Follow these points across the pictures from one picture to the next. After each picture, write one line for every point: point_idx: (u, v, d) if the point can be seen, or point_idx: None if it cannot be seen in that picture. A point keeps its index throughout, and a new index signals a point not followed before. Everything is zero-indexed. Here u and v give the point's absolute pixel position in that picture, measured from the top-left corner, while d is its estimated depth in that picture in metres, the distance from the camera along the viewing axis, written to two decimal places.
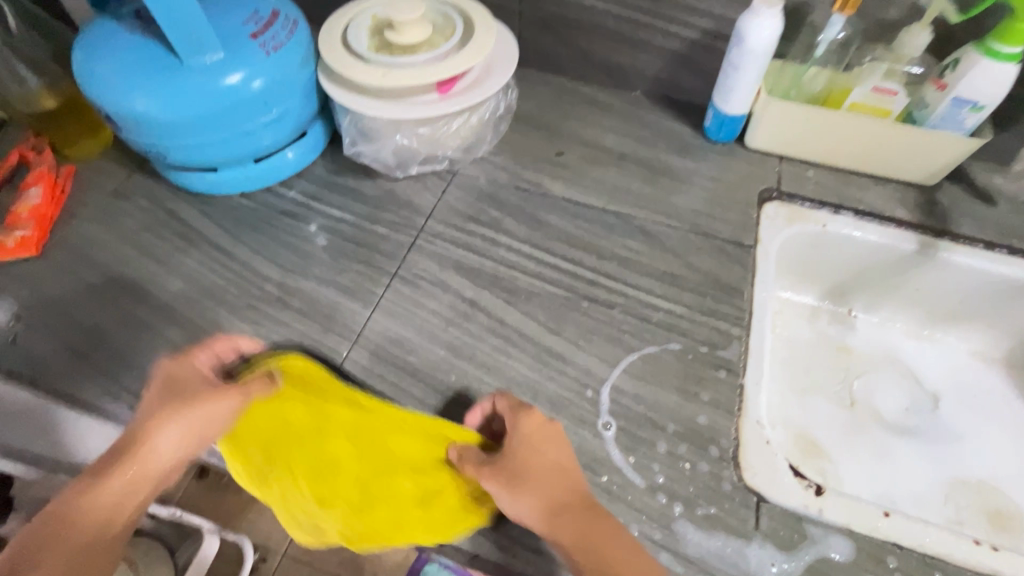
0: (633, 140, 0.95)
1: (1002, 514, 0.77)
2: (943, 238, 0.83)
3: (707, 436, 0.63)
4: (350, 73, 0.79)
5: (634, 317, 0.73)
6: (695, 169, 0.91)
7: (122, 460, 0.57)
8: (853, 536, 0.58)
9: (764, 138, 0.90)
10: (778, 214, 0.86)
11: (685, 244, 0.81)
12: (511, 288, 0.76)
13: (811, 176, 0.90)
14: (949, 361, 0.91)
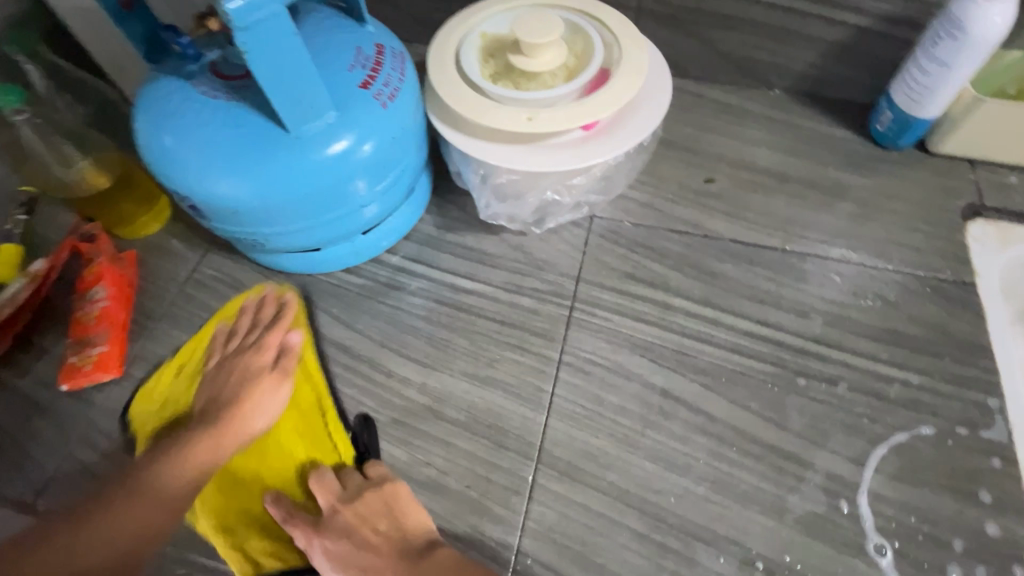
0: (789, 155, 0.80)
1: None
2: None
3: (1006, 552, 0.52)
4: (483, 117, 0.62)
5: (868, 395, 0.60)
6: (874, 187, 0.76)
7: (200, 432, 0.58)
8: None
9: (961, 142, 0.75)
10: (986, 234, 0.72)
11: (896, 287, 0.67)
12: (706, 368, 0.62)
13: (1016, 185, 0.75)
14: None
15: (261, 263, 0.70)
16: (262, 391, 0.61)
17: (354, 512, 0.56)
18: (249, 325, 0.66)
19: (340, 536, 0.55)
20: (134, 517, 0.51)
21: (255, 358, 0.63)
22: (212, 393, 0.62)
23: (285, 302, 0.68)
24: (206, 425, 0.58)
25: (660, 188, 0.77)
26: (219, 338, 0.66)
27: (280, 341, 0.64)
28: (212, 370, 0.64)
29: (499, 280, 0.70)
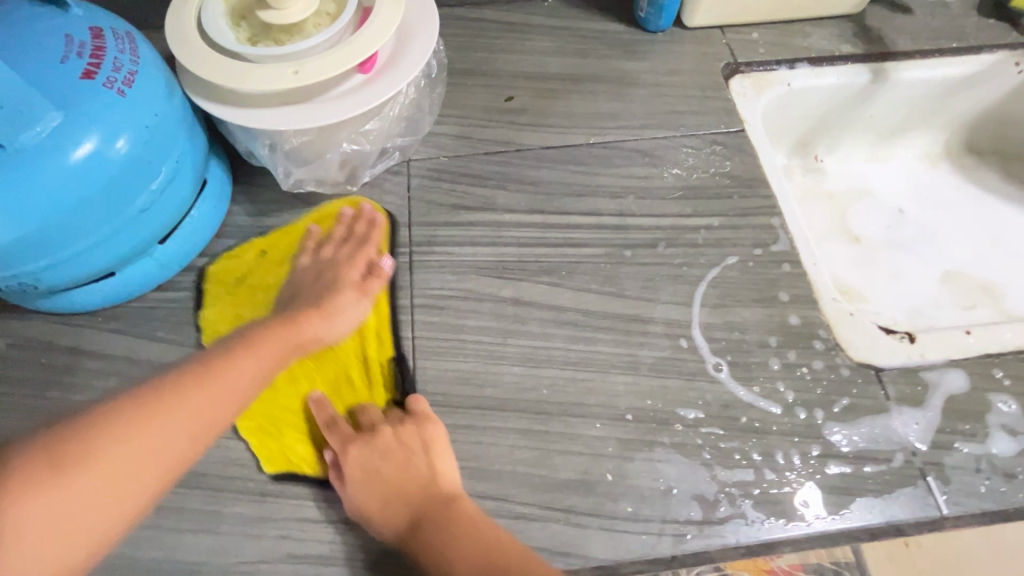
0: (575, 55, 0.85)
1: (997, 286, 0.86)
2: (888, 59, 0.86)
3: (806, 333, 0.62)
4: (250, 80, 0.58)
5: (682, 246, 0.68)
6: (651, 67, 0.84)
7: (271, 325, 0.55)
8: (962, 365, 0.61)
9: (706, 13, 0.84)
10: (745, 86, 0.83)
11: (685, 150, 0.76)
12: (547, 268, 0.66)
13: (757, 39, 0.87)
14: (908, 170, 0.98)
15: (48, 307, 0.61)
16: (349, 298, 0.60)
17: (396, 445, 0.55)
18: (340, 236, 0.65)
19: (365, 458, 0.55)
20: (188, 425, 0.45)
21: (352, 264, 0.62)
22: (296, 290, 0.62)
23: (369, 219, 0.66)
24: (274, 322, 0.55)
25: (466, 116, 0.78)
26: (310, 239, 0.65)
27: (371, 257, 0.63)
28: (303, 265, 0.63)
29: None
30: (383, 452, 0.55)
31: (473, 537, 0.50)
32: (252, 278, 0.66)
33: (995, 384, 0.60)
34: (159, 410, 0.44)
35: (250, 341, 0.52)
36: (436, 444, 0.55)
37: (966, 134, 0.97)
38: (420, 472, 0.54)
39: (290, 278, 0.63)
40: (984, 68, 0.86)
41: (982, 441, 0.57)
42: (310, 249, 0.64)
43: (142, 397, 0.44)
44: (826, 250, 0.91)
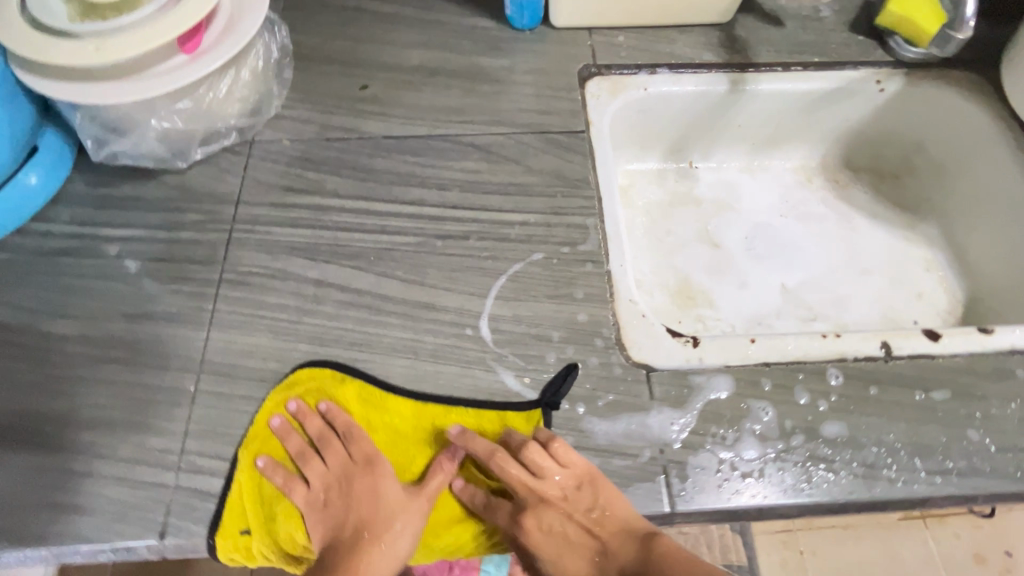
0: (439, 50, 0.86)
1: (840, 300, 0.89)
2: (748, 71, 0.87)
3: (590, 331, 0.65)
4: (51, 53, 0.61)
5: (494, 240, 0.70)
6: (510, 64, 0.85)
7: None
8: (734, 372, 0.63)
9: (568, 14, 0.86)
10: (601, 89, 0.85)
11: (522, 148, 0.77)
12: (356, 253, 0.69)
13: (622, 42, 0.88)
14: (781, 181, 0.99)
15: None
16: (404, 506, 0.57)
17: (543, 493, 0.58)
18: (314, 434, 0.60)
19: (541, 519, 0.59)
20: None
21: (365, 466, 0.59)
22: (336, 514, 0.59)
23: (310, 414, 0.61)
24: (351, 556, 0.57)
25: (316, 101, 0.80)
26: (281, 469, 0.58)
27: (348, 424, 0.60)
28: (302, 498, 0.58)
29: (157, 221, 0.71)
30: (597, 500, 0.57)
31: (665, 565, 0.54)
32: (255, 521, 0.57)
33: (758, 392, 0.62)
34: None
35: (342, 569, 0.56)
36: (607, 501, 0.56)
37: (840, 148, 0.99)
38: (596, 515, 0.58)
39: (310, 483, 0.59)
40: (846, 85, 0.87)
41: (731, 445, 0.59)
42: (299, 478, 0.59)
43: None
44: (683, 254, 0.93)
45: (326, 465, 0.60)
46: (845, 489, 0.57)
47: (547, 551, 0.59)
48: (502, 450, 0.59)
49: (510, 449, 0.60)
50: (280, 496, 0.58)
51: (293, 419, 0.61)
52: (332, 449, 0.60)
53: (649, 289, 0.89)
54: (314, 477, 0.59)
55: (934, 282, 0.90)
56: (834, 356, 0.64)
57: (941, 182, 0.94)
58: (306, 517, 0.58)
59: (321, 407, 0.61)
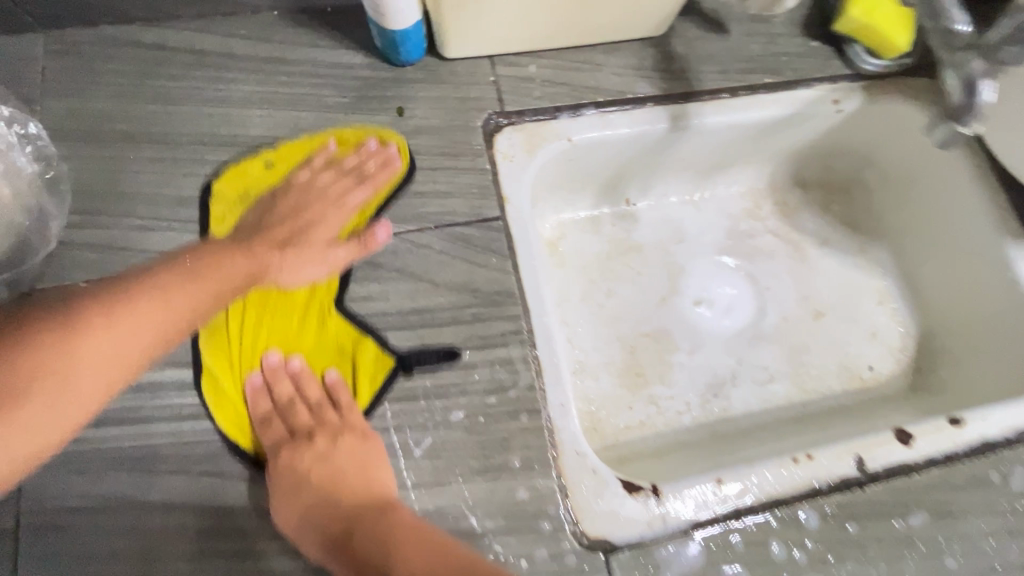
0: (326, 240, 0.57)
1: (798, 351, 0.81)
2: (689, 102, 0.70)
3: (534, 511, 0.53)
4: None
5: (397, 404, 0.55)
6: (392, 121, 0.64)
7: (224, 249, 0.52)
8: (703, 532, 0.54)
9: (461, 42, 0.65)
10: (515, 144, 0.66)
11: (421, 253, 0.60)
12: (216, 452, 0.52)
13: (535, 74, 0.68)
14: (728, 210, 0.87)
15: None
16: (309, 252, 0.56)
17: (321, 434, 0.55)
18: (353, 167, 0.60)
19: (305, 455, 0.54)
20: (193, 311, 0.48)
21: (338, 218, 0.59)
22: (291, 206, 0.58)
23: (383, 161, 0.61)
24: (233, 244, 0.53)
25: (124, 213, 0.58)
26: (323, 156, 0.61)
27: (360, 202, 0.60)
28: (278, 192, 0.58)
29: None
30: (355, 474, 0.52)
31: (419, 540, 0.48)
32: (279, 162, 0.61)
33: (726, 554, 0.54)
34: (162, 289, 0.47)
35: (209, 248, 0.52)
36: (373, 461, 0.52)
37: (789, 165, 0.87)
38: (353, 475, 0.52)
39: (301, 179, 0.59)
40: (801, 107, 0.73)
41: None
42: (314, 166, 0.60)
43: (133, 284, 0.46)
44: (626, 317, 0.80)
45: (322, 170, 0.60)
46: None
47: (283, 483, 0.52)
48: (335, 378, 0.56)
49: (329, 391, 0.56)
50: (283, 178, 0.60)
51: (366, 146, 0.62)
52: (338, 186, 0.59)
53: (594, 370, 0.77)
54: (320, 174, 0.60)
55: (887, 317, 0.84)
56: (806, 489, 0.56)
57: (894, 199, 0.84)
58: (282, 187, 0.59)
59: (378, 146, 0.62)
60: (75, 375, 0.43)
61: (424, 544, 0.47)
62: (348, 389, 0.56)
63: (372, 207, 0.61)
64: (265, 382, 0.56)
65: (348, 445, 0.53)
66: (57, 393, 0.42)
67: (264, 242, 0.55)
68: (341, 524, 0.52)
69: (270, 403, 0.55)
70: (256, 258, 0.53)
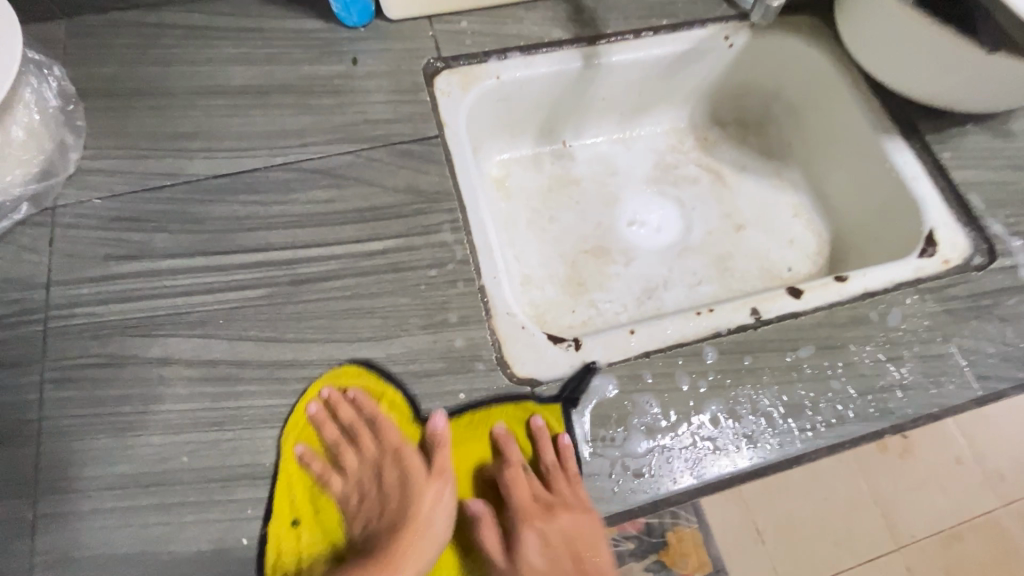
0: (423, 478, 0.62)
1: (723, 258, 0.91)
2: (599, 43, 0.84)
3: (471, 355, 0.63)
4: None
5: (357, 281, 0.65)
6: (347, 68, 0.78)
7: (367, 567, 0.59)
8: (617, 369, 0.63)
9: (401, 3, 0.79)
10: (452, 83, 0.79)
11: (373, 165, 0.72)
12: (202, 320, 0.62)
13: (466, 28, 0.82)
14: (654, 147, 0.99)
15: None
16: (421, 500, 0.61)
17: (529, 514, 0.65)
18: (347, 426, 0.62)
19: (539, 535, 0.65)
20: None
21: (399, 471, 0.63)
22: (353, 516, 0.61)
23: (355, 398, 0.61)
24: (384, 556, 0.60)
25: (126, 145, 0.70)
26: (315, 463, 0.60)
27: (393, 440, 0.63)
28: (349, 494, 0.62)
29: None
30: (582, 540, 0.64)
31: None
32: (296, 445, 0.60)
33: (640, 386, 0.62)
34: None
35: (393, 544, 0.60)
36: (578, 525, 0.63)
37: (704, 105, 1.00)
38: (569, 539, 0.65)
39: (345, 488, 0.62)
40: (697, 44, 0.87)
41: (620, 444, 0.60)
42: (340, 471, 0.63)
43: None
44: (567, 238, 0.91)
45: (321, 434, 0.61)
46: (733, 468, 0.60)
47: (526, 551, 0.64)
48: (504, 430, 0.62)
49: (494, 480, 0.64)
50: (297, 451, 0.60)
51: (347, 390, 0.61)
52: (366, 447, 0.63)
53: (540, 281, 0.88)
54: (332, 436, 0.62)
55: (802, 227, 0.94)
56: (710, 333, 0.65)
57: (796, 124, 0.96)
58: (331, 484, 0.60)
59: (350, 395, 0.61)
60: None
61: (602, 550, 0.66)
62: (522, 445, 0.63)
63: (392, 415, 0.62)
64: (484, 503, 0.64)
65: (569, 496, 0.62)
66: None
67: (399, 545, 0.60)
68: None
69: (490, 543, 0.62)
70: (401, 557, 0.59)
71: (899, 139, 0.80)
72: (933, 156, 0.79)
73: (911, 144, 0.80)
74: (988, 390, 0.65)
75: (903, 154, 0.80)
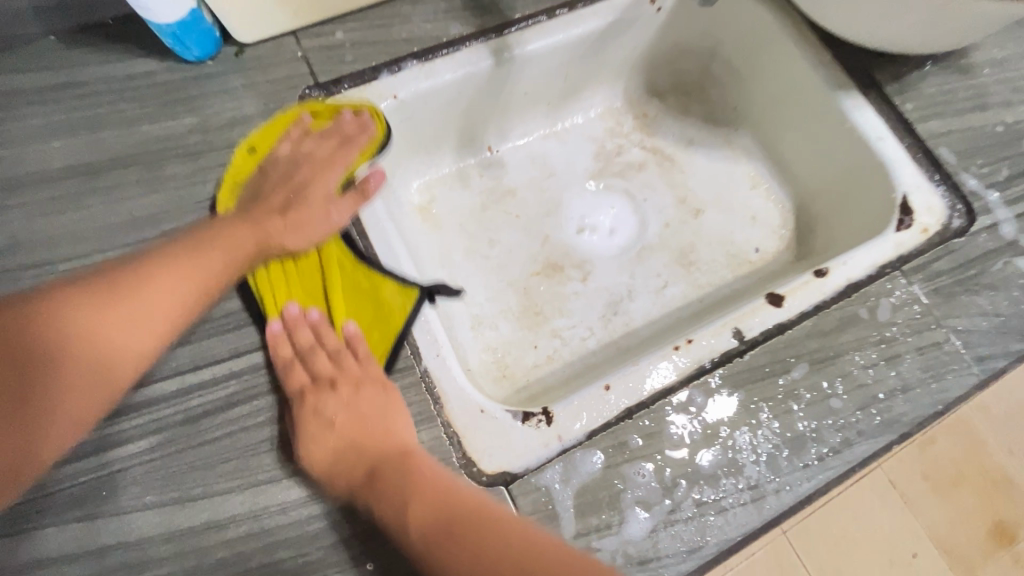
0: (325, 199, 0.60)
1: (686, 252, 0.82)
2: (507, 33, 0.70)
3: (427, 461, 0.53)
4: None
5: (272, 398, 0.53)
6: (202, 120, 0.61)
7: (133, 271, 0.49)
8: (600, 440, 0.55)
9: (254, 23, 0.62)
10: (339, 114, 0.64)
11: None
12: (81, 496, 0.49)
13: (343, 40, 0.66)
14: (591, 134, 0.88)
15: None
16: (322, 207, 0.59)
17: (334, 375, 0.55)
18: (326, 132, 0.62)
19: (329, 402, 0.53)
20: (109, 341, 0.46)
21: (334, 171, 0.62)
22: (274, 183, 0.60)
23: (363, 123, 0.63)
24: (255, 219, 0.56)
25: None
26: (293, 132, 0.61)
27: (347, 160, 0.62)
28: (265, 179, 0.60)
29: None
30: (398, 446, 0.52)
31: (433, 487, 0.49)
32: (261, 144, 0.61)
33: (627, 455, 0.54)
34: (101, 310, 0.46)
35: (226, 226, 0.54)
36: (394, 409, 0.53)
37: (638, 75, 0.88)
38: (383, 431, 0.53)
39: (276, 151, 0.61)
40: (622, 14, 0.74)
41: (617, 530, 0.52)
42: (289, 140, 0.61)
43: (86, 292, 0.46)
44: (513, 263, 0.80)
45: (294, 136, 0.61)
46: (744, 526, 0.53)
47: (317, 416, 0.52)
48: (354, 330, 0.58)
49: (337, 348, 0.57)
50: (269, 152, 0.61)
51: (344, 114, 0.63)
52: (325, 157, 0.62)
53: (493, 319, 0.77)
54: (300, 139, 0.61)
55: (762, 199, 0.86)
56: (694, 371, 0.57)
57: (742, 85, 0.86)
58: (266, 161, 0.61)
59: (346, 114, 0.63)
60: (37, 422, 0.42)
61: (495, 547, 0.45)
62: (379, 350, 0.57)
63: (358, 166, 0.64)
64: (286, 328, 0.55)
65: (387, 394, 0.54)
66: (24, 456, 0.42)
67: (264, 210, 0.57)
68: (358, 474, 0.52)
69: (292, 347, 0.55)
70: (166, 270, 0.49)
71: (857, 94, 0.72)
72: (895, 110, 0.71)
73: (871, 99, 0.72)
74: (987, 373, 0.60)
75: (863, 111, 0.71)
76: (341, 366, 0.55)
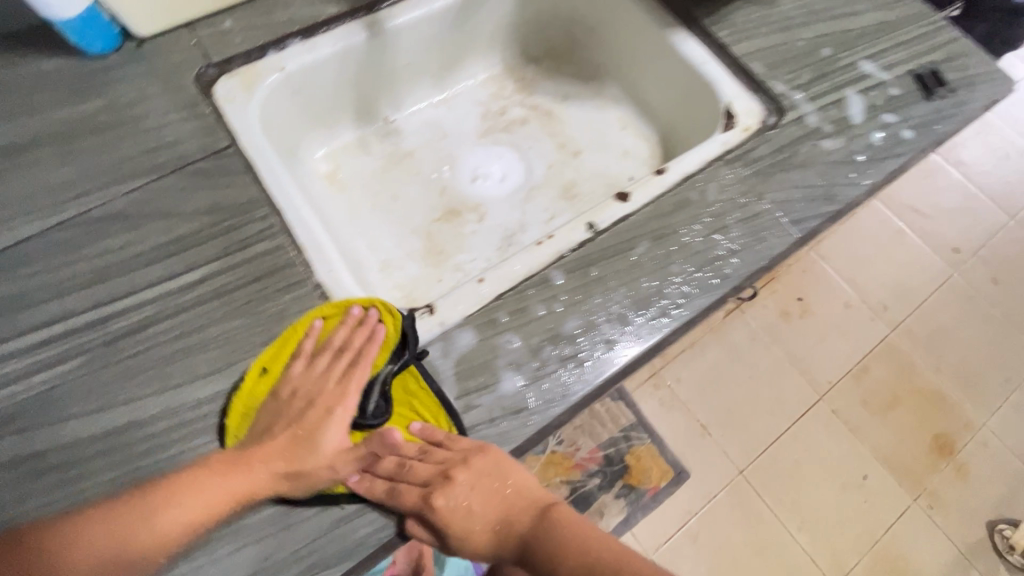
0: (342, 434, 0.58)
1: (569, 187, 0.93)
2: (378, 10, 0.81)
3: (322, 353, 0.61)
4: None
5: (181, 317, 0.61)
6: (109, 101, 0.70)
7: (191, 487, 0.52)
8: (474, 319, 0.63)
9: (149, 17, 0.72)
10: (233, 88, 0.74)
11: (163, 194, 0.66)
12: (12, 415, 0.56)
13: (233, 27, 0.77)
14: (476, 99, 0.99)
15: None
16: (344, 458, 0.56)
17: (440, 467, 0.56)
18: (341, 345, 0.60)
19: (455, 492, 0.56)
20: (156, 533, 0.51)
21: (345, 410, 0.58)
22: (286, 417, 0.58)
23: (371, 334, 0.61)
24: (283, 460, 0.55)
25: None
26: (309, 346, 0.60)
27: (364, 376, 0.60)
28: (274, 409, 0.58)
29: None
30: (518, 497, 0.59)
31: (577, 539, 0.56)
32: (273, 365, 0.60)
33: (498, 328, 0.63)
34: (148, 511, 0.51)
35: (253, 452, 0.55)
36: (506, 466, 0.57)
37: (512, 46, 1.01)
38: (501, 488, 0.58)
39: (296, 381, 0.59)
40: None
41: (492, 388, 0.60)
42: (304, 360, 0.60)
43: (105, 509, 0.51)
44: (415, 214, 0.90)
45: (317, 367, 0.60)
46: (604, 374, 0.62)
47: (451, 518, 0.56)
48: (421, 426, 0.59)
49: (423, 439, 0.58)
50: (279, 376, 0.60)
51: (353, 317, 0.61)
52: (343, 376, 0.60)
53: (400, 261, 0.86)
54: (314, 364, 0.60)
55: (632, 137, 0.99)
56: (553, 258, 0.67)
57: (600, 44, 0.99)
58: (281, 389, 0.59)
59: (356, 312, 0.61)
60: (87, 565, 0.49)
61: (600, 540, 0.57)
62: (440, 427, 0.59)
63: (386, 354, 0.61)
64: (364, 471, 0.57)
65: (489, 454, 0.57)
66: None
67: (313, 458, 0.55)
68: (513, 537, 0.58)
69: (384, 479, 0.56)
70: (249, 475, 0.54)
71: (682, 30, 0.85)
72: (713, 38, 0.84)
73: (695, 31, 0.85)
74: (803, 233, 0.71)
75: (688, 43, 0.84)
76: (434, 455, 0.57)
